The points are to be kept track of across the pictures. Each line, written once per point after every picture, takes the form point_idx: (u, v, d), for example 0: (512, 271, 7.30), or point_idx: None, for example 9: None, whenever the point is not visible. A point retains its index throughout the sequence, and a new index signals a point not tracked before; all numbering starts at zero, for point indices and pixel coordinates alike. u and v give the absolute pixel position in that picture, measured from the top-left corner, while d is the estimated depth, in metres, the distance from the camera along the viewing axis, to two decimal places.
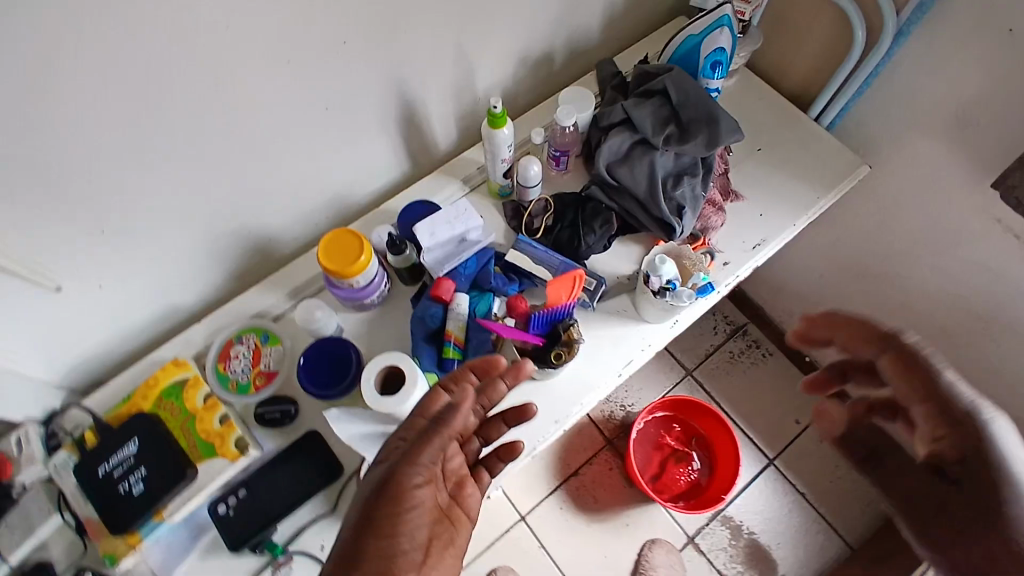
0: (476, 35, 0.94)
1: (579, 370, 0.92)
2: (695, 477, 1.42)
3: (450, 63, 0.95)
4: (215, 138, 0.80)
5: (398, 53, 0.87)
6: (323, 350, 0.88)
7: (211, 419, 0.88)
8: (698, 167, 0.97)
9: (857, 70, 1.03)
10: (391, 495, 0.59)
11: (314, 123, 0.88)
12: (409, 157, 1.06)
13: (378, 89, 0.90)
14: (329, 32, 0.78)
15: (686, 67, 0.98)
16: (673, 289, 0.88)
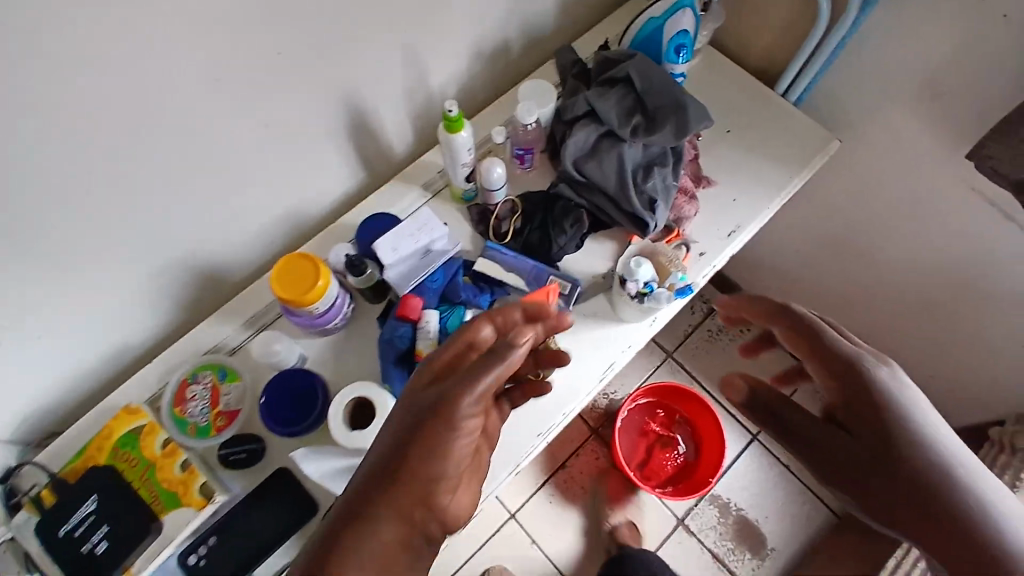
0: (424, 29, 0.87)
1: (560, 377, 0.87)
2: (682, 461, 1.37)
3: (397, 61, 0.88)
4: (139, 166, 0.72)
5: (340, 55, 0.80)
6: (285, 385, 0.82)
7: (173, 467, 0.83)
8: (668, 158, 0.93)
9: (823, 44, 0.99)
10: (420, 450, 0.50)
11: (255, 139, 0.81)
12: (363, 165, 0.99)
13: (321, 96, 0.83)
14: (260, 40, 0.71)
15: (648, 51, 0.93)
16: (651, 291, 0.85)
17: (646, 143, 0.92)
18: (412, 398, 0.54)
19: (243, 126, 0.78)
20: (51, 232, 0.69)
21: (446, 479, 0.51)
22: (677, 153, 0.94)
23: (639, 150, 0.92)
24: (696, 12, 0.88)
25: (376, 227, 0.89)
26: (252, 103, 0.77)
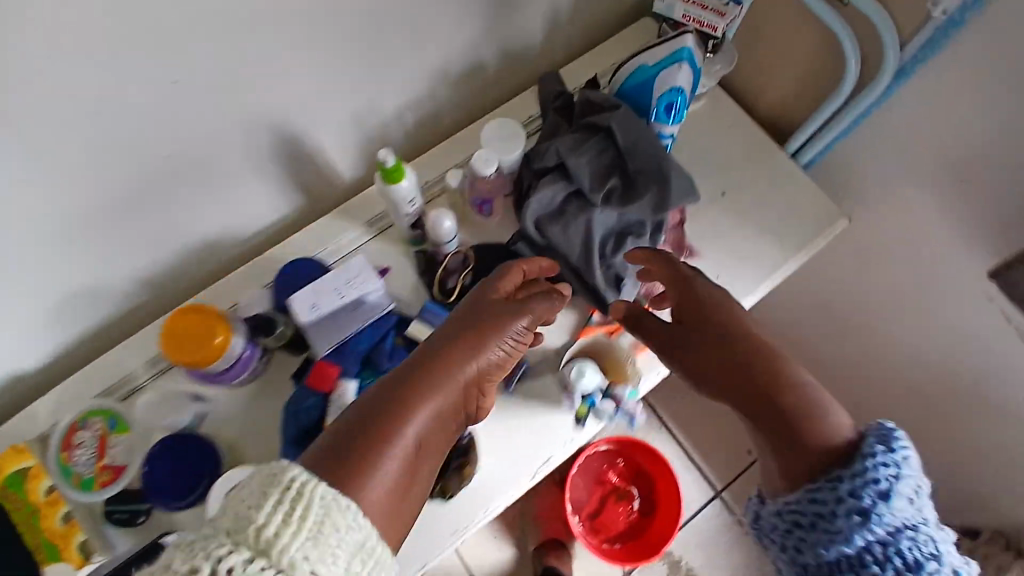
0: (366, 52, 0.75)
1: (487, 471, 0.79)
2: (635, 516, 1.27)
3: (335, 85, 0.76)
4: (45, 180, 0.63)
5: (256, 80, 0.69)
6: (178, 452, 0.74)
7: (55, 517, 0.73)
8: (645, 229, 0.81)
9: (845, 111, 0.85)
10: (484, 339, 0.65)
11: (158, 169, 0.70)
12: (301, 193, 0.88)
13: (238, 118, 0.71)
14: (145, 64, 0.60)
15: (637, 102, 0.80)
16: (592, 405, 0.80)
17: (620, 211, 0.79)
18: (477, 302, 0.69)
19: (139, 158, 0.68)
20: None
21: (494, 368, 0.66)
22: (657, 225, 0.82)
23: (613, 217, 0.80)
24: (697, 67, 0.76)
25: (302, 274, 0.79)
26: (149, 134, 0.66)
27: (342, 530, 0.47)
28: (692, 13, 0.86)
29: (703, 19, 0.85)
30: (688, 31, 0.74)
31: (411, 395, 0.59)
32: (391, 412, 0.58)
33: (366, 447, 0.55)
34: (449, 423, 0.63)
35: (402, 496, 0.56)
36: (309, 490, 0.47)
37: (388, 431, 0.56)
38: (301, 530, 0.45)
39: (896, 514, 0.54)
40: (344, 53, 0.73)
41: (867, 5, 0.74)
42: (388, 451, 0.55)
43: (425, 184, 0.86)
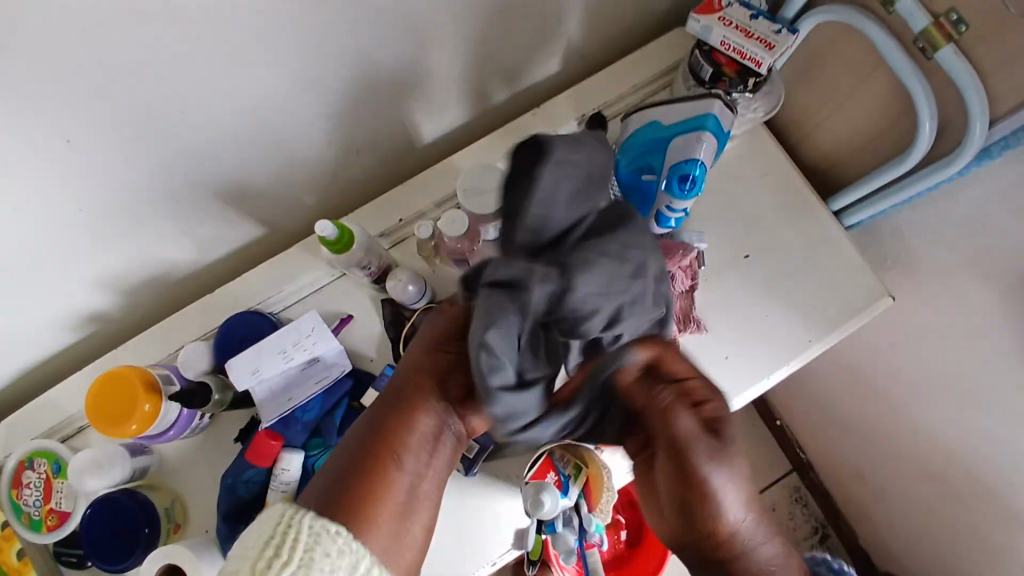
0: (310, 82, 0.64)
1: (436, 558, 0.70)
2: (622, 547, 1.08)
3: (278, 118, 0.66)
4: None
5: (175, 123, 0.60)
6: (112, 516, 0.67)
7: (10, 550, 0.73)
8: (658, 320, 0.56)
9: (905, 181, 0.70)
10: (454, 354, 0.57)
11: (75, 227, 0.63)
12: (261, 227, 0.79)
13: (179, 152, 0.63)
14: (35, 125, 0.53)
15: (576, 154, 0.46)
16: (551, 532, 0.71)
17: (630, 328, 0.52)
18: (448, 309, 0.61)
19: (49, 218, 0.61)
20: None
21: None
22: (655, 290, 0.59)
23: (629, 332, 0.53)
24: (721, 138, 0.67)
25: (246, 333, 0.72)
26: (52, 194, 0.59)
27: (334, 552, 0.46)
28: (733, 40, 0.69)
29: (745, 49, 0.69)
30: (716, 94, 0.66)
31: (389, 429, 0.55)
32: (372, 452, 0.53)
33: (350, 491, 0.51)
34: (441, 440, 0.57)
35: (400, 528, 0.52)
36: (299, 517, 0.45)
37: (372, 469, 0.52)
38: (294, 559, 0.43)
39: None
40: (283, 88, 0.63)
41: (954, 65, 0.58)
42: (375, 490, 0.51)
43: (385, 235, 0.77)
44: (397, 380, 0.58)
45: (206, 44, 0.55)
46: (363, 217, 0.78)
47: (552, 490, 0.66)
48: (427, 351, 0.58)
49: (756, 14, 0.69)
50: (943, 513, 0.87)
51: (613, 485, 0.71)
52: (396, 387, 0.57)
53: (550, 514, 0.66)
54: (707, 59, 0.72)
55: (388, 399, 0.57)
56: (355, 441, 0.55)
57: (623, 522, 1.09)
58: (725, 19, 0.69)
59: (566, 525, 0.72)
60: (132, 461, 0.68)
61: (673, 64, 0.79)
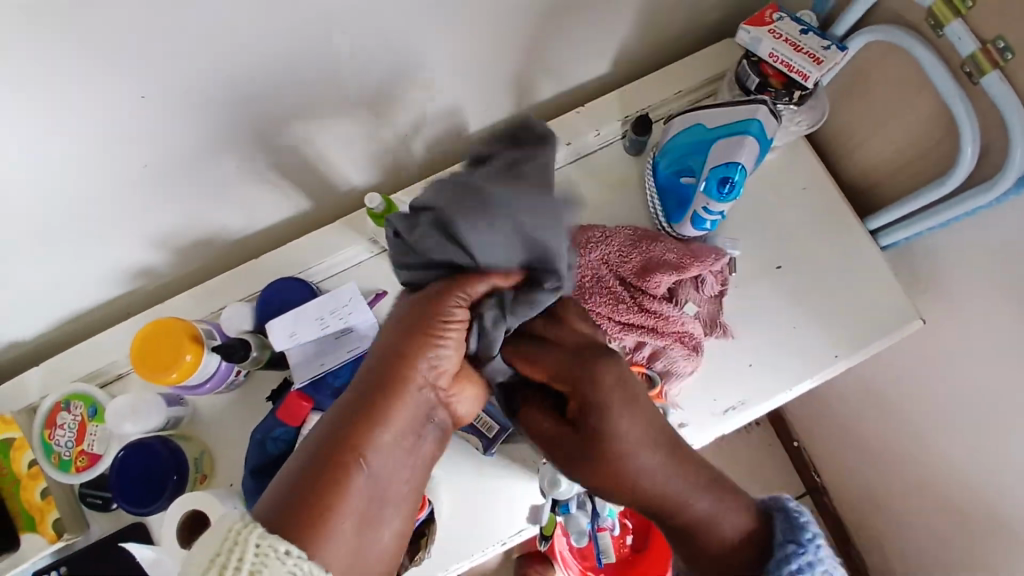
0: (368, 64, 0.66)
1: (450, 531, 0.72)
2: (627, 552, 1.08)
3: (337, 95, 0.69)
4: (31, 174, 0.59)
5: (240, 92, 0.62)
6: (142, 461, 0.69)
7: (35, 489, 0.77)
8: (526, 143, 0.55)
9: (941, 205, 0.71)
10: (426, 346, 0.53)
11: (136, 185, 0.66)
12: (306, 198, 0.82)
13: (241, 121, 0.65)
14: (116, 80, 0.55)
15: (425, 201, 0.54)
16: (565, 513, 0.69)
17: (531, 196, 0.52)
18: (414, 304, 0.55)
19: (116, 170, 0.63)
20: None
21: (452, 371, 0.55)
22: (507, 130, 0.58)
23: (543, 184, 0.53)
24: (763, 145, 0.67)
25: (285, 298, 0.74)
26: (119, 151, 0.62)
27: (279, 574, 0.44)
28: (781, 52, 0.70)
29: (793, 62, 0.70)
30: (765, 101, 0.66)
31: (352, 430, 0.50)
32: (335, 458, 0.49)
33: (303, 502, 0.47)
34: (412, 446, 0.54)
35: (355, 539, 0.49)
36: (251, 530, 0.44)
37: (332, 476, 0.48)
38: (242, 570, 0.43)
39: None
40: (344, 67, 0.65)
41: (999, 91, 0.59)
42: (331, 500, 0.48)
43: None
44: (366, 373, 0.53)
45: (279, 17, 0.57)
46: (407, 197, 0.80)
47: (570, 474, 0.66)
48: (393, 345, 0.53)
49: (806, 28, 0.71)
50: (957, 548, 0.86)
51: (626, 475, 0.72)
52: (359, 387, 0.53)
53: (567, 495, 0.67)
54: (755, 69, 0.74)
55: (352, 397, 0.52)
56: (318, 437, 0.50)
57: (629, 525, 1.09)
58: (775, 32, 0.71)
59: (579, 508, 0.70)
60: (168, 410, 0.71)
61: (720, 73, 0.81)
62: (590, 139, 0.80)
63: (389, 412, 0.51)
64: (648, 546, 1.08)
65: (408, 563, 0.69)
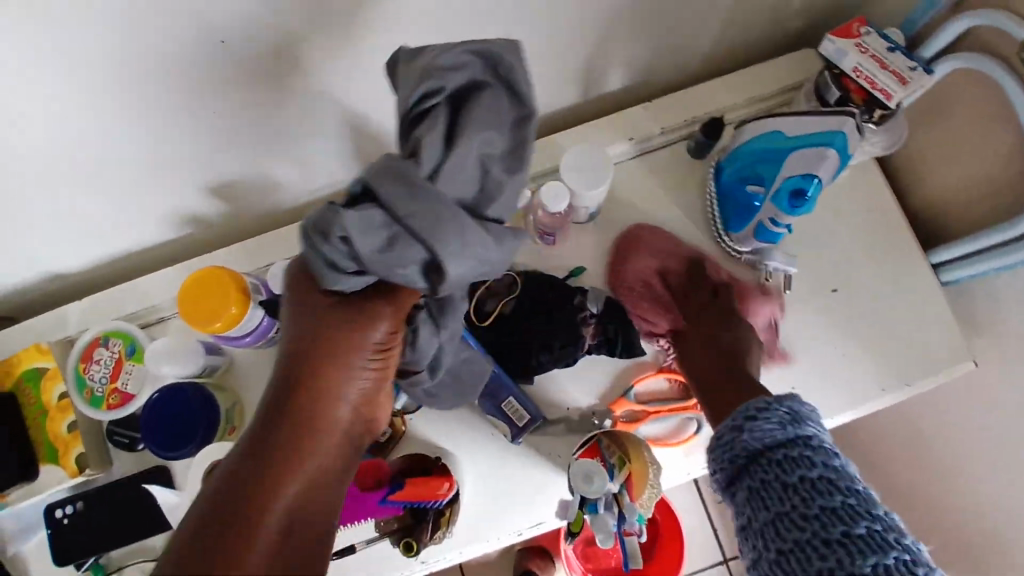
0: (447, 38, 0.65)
1: (473, 511, 0.72)
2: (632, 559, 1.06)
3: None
4: (98, 118, 0.60)
5: (314, 54, 0.61)
6: (174, 407, 0.69)
7: (62, 422, 0.77)
8: (509, 141, 0.52)
9: (1009, 246, 0.67)
10: (344, 368, 0.50)
11: (199, 136, 0.66)
12: (361, 163, 0.81)
13: (312, 83, 0.65)
14: (193, 30, 0.54)
15: (409, 219, 0.46)
16: (592, 513, 0.64)
17: (508, 233, 0.51)
18: (322, 315, 0.51)
19: (179, 121, 0.63)
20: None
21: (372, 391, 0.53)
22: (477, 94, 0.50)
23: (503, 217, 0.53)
24: (845, 159, 0.64)
25: None
26: (186, 102, 0.61)
27: None
28: (866, 68, 0.68)
29: (877, 80, 0.68)
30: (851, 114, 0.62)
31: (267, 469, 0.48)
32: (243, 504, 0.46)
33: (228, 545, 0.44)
34: (324, 482, 0.51)
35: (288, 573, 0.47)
36: None
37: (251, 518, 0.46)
38: None
39: (768, 429, 0.53)
40: (421, 39, 0.64)
41: None
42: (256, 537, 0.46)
43: None
44: (267, 409, 0.50)
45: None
46: None
47: (603, 472, 0.64)
48: (305, 366, 0.50)
49: (895, 47, 0.68)
50: None
51: (657, 482, 0.66)
52: (265, 418, 0.50)
53: (597, 493, 0.63)
54: (837, 83, 0.72)
55: (267, 425, 0.49)
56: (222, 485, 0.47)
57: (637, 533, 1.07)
58: (862, 47, 0.68)
59: (606, 509, 0.64)
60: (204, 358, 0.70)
61: (795, 85, 0.79)
62: (655, 136, 0.79)
63: (304, 443, 0.49)
64: (654, 555, 1.06)
65: (425, 540, 0.67)
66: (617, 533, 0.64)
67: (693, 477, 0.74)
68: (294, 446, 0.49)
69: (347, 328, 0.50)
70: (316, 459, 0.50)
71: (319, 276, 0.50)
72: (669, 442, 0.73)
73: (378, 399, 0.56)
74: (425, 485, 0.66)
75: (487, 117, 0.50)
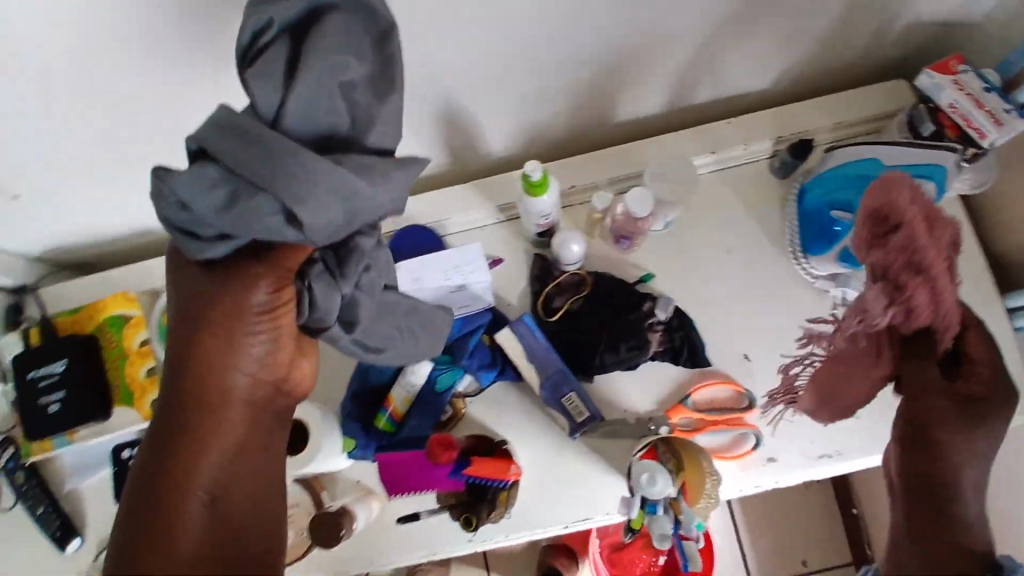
0: (542, 46, 0.68)
1: (525, 498, 0.74)
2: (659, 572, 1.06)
3: (512, 59, 0.69)
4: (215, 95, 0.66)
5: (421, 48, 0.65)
6: None
7: (140, 367, 0.82)
8: (371, 67, 0.47)
9: None
10: (230, 341, 0.50)
11: None
12: (449, 152, 0.84)
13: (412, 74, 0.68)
14: None
15: (243, 172, 0.44)
16: (650, 513, 0.66)
17: (387, 164, 0.47)
18: (204, 289, 0.50)
19: None
20: (51, 118, 0.65)
21: (272, 354, 0.53)
22: (322, 19, 0.46)
23: (386, 145, 0.49)
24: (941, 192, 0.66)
25: (417, 244, 0.80)
26: None
27: None
28: (962, 105, 0.68)
29: (971, 119, 0.68)
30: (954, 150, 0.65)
31: (179, 444, 0.50)
32: (168, 477, 0.50)
33: (161, 532, 0.49)
34: (249, 447, 0.53)
35: (230, 541, 0.50)
36: None
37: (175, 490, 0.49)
38: None
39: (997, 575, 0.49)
40: (519, 43, 0.67)
41: None
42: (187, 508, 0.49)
43: (564, 193, 0.80)
44: (172, 387, 0.52)
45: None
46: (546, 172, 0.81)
47: (667, 474, 0.65)
48: (190, 343, 0.50)
49: (991, 87, 0.68)
50: None
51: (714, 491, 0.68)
52: (171, 398, 0.51)
53: (658, 496, 0.65)
54: (930, 116, 0.72)
55: (173, 404, 0.51)
56: (149, 459, 0.51)
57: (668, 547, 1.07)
58: (960, 84, 0.68)
59: (665, 510, 0.66)
60: None
61: (884, 114, 0.79)
62: (738, 152, 0.80)
63: (208, 417, 0.51)
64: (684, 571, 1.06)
65: (484, 517, 0.71)
66: (673, 535, 0.67)
67: (742, 495, 0.74)
68: (200, 421, 0.51)
69: (223, 300, 0.50)
70: (228, 429, 0.52)
71: (185, 252, 0.49)
72: (725, 456, 0.73)
73: (292, 360, 0.55)
74: (494, 468, 0.69)
75: (340, 42, 0.46)
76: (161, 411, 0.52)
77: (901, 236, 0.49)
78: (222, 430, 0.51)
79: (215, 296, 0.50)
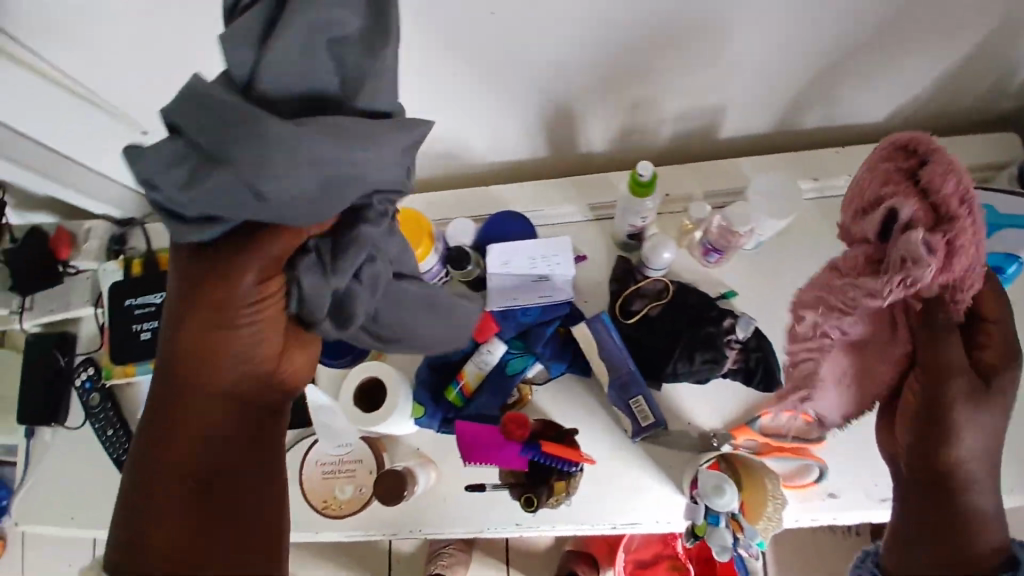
0: (657, 56, 0.70)
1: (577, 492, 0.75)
2: None
3: (627, 65, 0.71)
4: None
5: (540, 44, 0.67)
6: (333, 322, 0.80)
7: None
8: (365, 21, 0.46)
9: None
10: (215, 326, 0.50)
11: (413, 94, 0.75)
12: (547, 146, 0.87)
13: (527, 67, 0.71)
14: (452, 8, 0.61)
15: (212, 147, 0.42)
16: (711, 523, 0.66)
17: (365, 126, 0.46)
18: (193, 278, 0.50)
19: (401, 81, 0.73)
20: (196, 66, 0.70)
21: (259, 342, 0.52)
22: None
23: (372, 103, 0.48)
24: None
25: (507, 229, 0.82)
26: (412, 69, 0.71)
27: None
28: None
29: None
30: None
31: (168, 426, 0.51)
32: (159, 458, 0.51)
33: (150, 515, 0.49)
34: (234, 433, 0.53)
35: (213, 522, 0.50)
36: None
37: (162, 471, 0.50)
38: None
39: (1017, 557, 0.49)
40: (636, 50, 0.68)
41: None
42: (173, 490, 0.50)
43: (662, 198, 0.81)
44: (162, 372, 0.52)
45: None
46: None
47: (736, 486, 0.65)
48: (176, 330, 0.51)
49: None
50: None
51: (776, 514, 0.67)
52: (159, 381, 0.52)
53: (724, 507, 0.65)
54: None
55: (162, 388, 0.52)
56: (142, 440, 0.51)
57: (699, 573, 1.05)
58: None
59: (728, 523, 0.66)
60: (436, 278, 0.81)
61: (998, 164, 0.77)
62: (840, 183, 0.79)
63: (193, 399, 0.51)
64: None
65: (543, 499, 0.70)
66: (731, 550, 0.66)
67: (795, 526, 0.73)
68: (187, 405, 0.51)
69: (208, 288, 0.49)
70: (213, 413, 0.52)
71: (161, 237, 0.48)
72: (788, 484, 0.73)
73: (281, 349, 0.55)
74: (567, 450, 0.69)
75: None
76: (147, 413, 0.52)
77: (936, 167, 0.52)
78: (205, 426, 0.52)
79: (201, 283, 0.49)
